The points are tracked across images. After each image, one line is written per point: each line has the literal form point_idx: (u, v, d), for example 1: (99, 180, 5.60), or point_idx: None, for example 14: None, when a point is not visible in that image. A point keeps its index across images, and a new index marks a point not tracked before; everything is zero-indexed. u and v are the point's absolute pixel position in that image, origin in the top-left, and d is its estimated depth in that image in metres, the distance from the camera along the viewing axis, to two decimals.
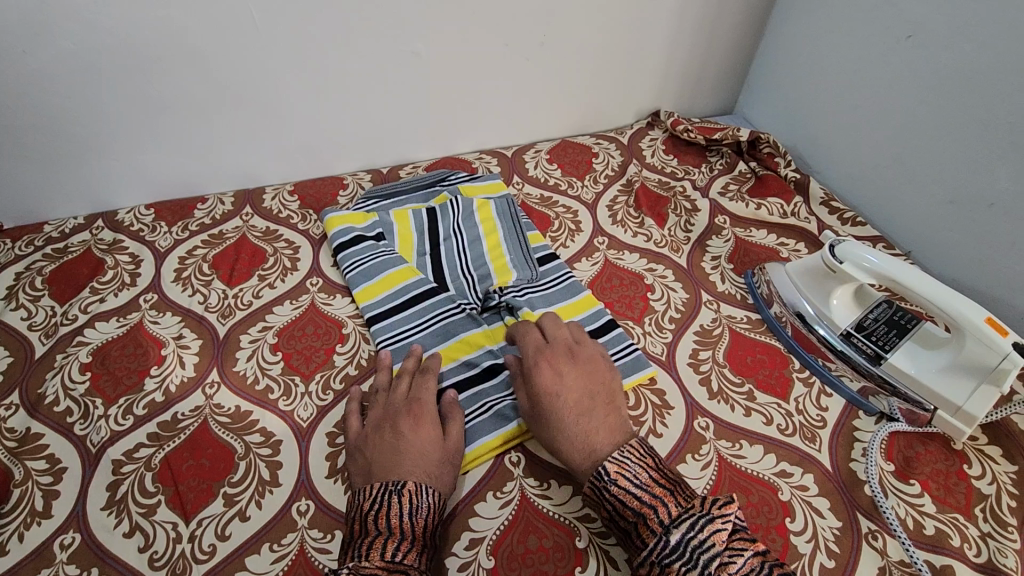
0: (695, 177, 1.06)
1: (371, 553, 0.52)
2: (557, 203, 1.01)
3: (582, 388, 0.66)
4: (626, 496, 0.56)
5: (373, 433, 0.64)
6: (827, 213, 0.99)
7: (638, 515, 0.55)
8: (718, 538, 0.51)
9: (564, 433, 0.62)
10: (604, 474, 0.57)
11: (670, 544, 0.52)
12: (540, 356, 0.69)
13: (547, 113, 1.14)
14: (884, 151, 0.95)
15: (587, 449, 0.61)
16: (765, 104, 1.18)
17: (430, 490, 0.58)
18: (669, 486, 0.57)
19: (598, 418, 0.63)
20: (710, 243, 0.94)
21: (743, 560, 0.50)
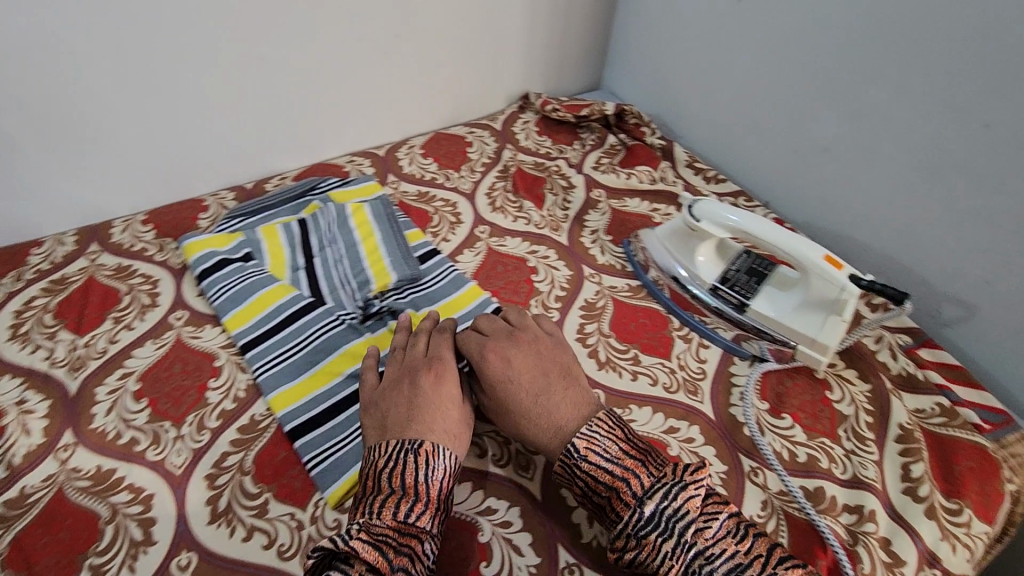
0: (568, 155, 1.08)
1: (383, 512, 0.53)
2: (436, 198, 0.99)
3: (534, 367, 0.66)
4: (597, 471, 0.57)
5: (389, 390, 0.64)
6: (692, 174, 1.03)
7: (611, 489, 0.56)
8: (692, 504, 0.53)
9: (530, 416, 0.62)
10: (574, 451, 0.58)
11: (644, 515, 0.53)
12: (488, 344, 0.68)
13: (416, 107, 1.11)
14: (735, 110, 1.01)
15: (554, 429, 0.61)
16: (628, 77, 1.22)
17: (448, 452, 0.59)
18: (638, 454, 0.58)
19: (556, 396, 0.63)
20: (588, 218, 0.96)
21: (720, 521, 0.53)
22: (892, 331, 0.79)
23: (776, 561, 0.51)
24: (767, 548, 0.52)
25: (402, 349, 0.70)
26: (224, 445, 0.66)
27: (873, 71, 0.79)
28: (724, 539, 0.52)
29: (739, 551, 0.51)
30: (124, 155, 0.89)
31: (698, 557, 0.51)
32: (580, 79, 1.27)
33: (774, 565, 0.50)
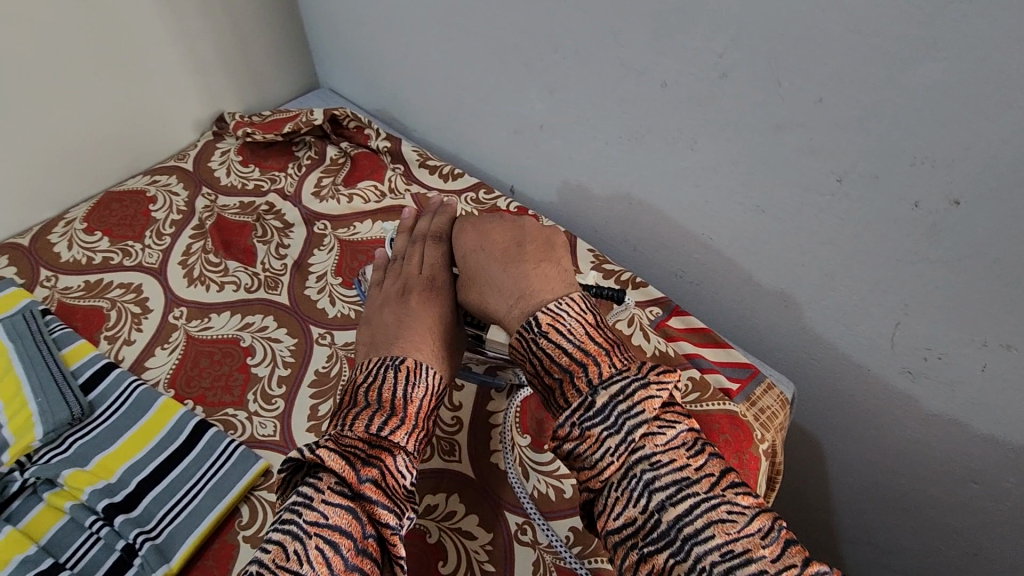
0: (281, 184, 0.90)
1: (355, 424, 0.49)
2: (111, 285, 0.78)
3: (512, 238, 0.61)
4: (556, 350, 0.50)
5: (386, 304, 0.62)
6: (427, 174, 0.91)
7: (567, 371, 0.49)
8: (651, 407, 0.46)
9: (490, 284, 0.58)
10: (536, 325, 0.52)
11: (595, 405, 0.47)
12: (465, 218, 0.66)
13: (61, 171, 0.89)
14: (448, 95, 0.90)
15: (518, 292, 0.56)
16: (338, 71, 1.05)
17: (431, 371, 0.54)
18: (606, 344, 0.51)
19: (529, 264, 0.58)
20: (313, 261, 0.80)
21: (678, 433, 0.46)
22: (643, 306, 0.76)
23: (726, 484, 0.44)
24: (722, 472, 0.45)
25: (396, 257, 0.68)
26: None
27: (548, 37, 0.70)
28: (676, 450, 0.46)
29: (690, 466, 0.45)
30: None
31: (641, 460, 0.45)
32: (287, 83, 1.07)
33: (724, 487, 0.44)
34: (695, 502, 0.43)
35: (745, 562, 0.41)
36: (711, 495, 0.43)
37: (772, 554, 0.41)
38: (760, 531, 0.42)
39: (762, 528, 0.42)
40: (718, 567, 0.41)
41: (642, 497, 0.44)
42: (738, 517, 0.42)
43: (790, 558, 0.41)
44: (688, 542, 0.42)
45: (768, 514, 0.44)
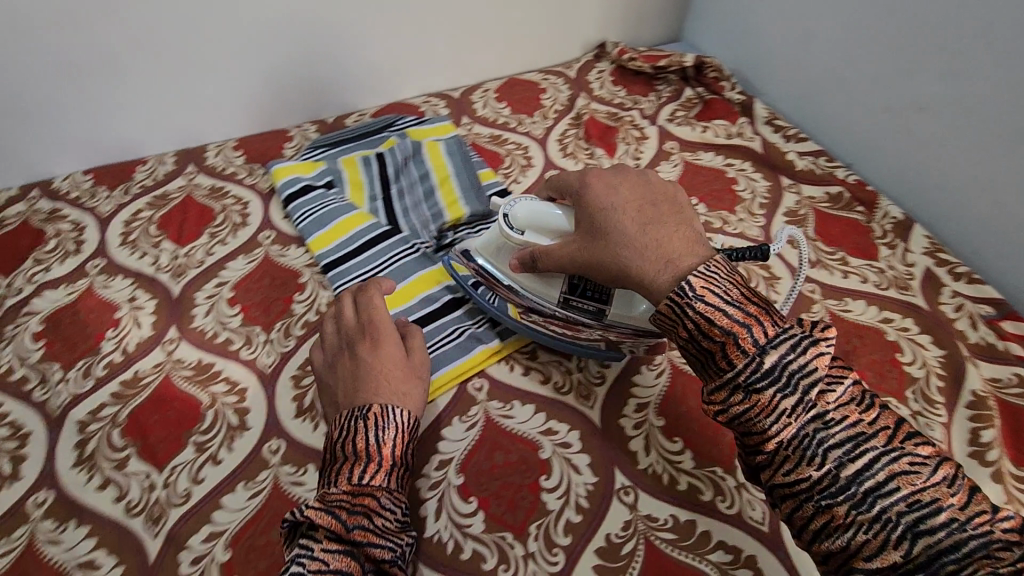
0: (643, 106, 1.05)
1: (339, 479, 0.54)
2: (508, 141, 1.00)
3: (642, 198, 0.59)
4: (715, 313, 0.48)
5: (334, 361, 0.64)
6: (771, 131, 0.99)
7: (728, 333, 0.48)
8: (823, 363, 0.47)
9: (627, 244, 0.56)
10: (688, 290, 0.50)
11: (765, 366, 0.47)
12: (589, 174, 0.63)
13: (490, 54, 1.12)
14: (822, 67, 0.98)
15: (661, 256, 0.54)
16: (709, 29, 1.19)
17: (399, 411, 0.59)
18: (762, 304, 0.50)
19: (666, 226, 0.56)
20: (660, 169, 0.95)
21: (845, 390, 0.47)
22: (974, 300, 0.77)
23: (904, 436, 0.45)
24: (897, 424, 0.46)
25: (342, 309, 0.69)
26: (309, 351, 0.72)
27: (983, 23, 0.76)
28: (848, 406, 0.47)
29: (863, 422, 0.46)
30: (222, 78, 0.95)
31: (814, 423, 0.46)
32: (660, 29, 1.23)
33: (903, 439, 0.45)
34: (874, 457, 0.44)
35: (935, 511, 0.42)
36: (888, 449, 0.45)
37: (960, 500, 0.43)
38: (946, 479, 0.43)
39: (947, 477, 0.44)
40: (909, 519, 0.43)
41: (817, 454, 0.45)
42: (922, 468, 0.44)
43: (977, 504, 0.43)
44: (870, 496, 0.44)
45: (947, 461, 0.45)
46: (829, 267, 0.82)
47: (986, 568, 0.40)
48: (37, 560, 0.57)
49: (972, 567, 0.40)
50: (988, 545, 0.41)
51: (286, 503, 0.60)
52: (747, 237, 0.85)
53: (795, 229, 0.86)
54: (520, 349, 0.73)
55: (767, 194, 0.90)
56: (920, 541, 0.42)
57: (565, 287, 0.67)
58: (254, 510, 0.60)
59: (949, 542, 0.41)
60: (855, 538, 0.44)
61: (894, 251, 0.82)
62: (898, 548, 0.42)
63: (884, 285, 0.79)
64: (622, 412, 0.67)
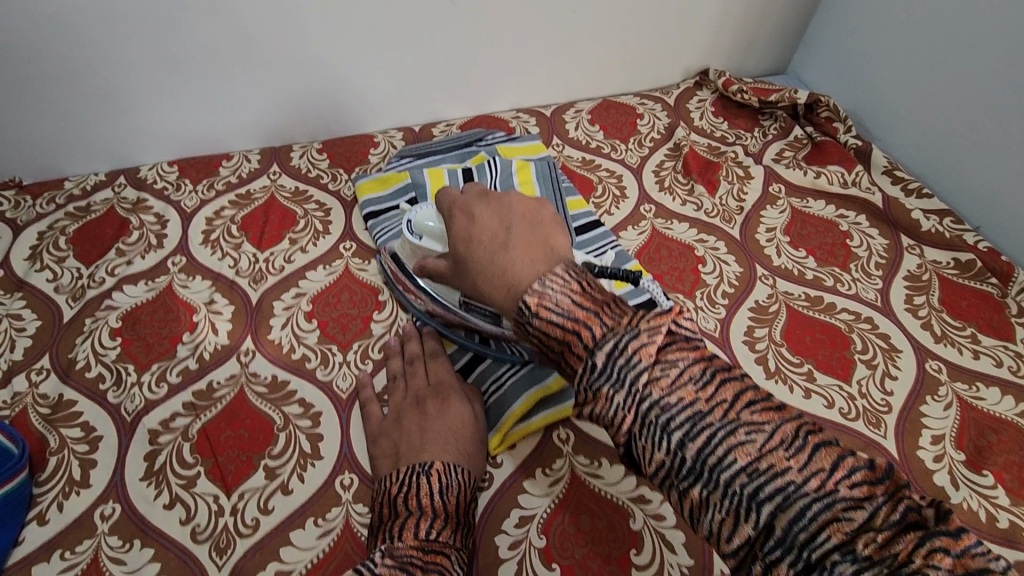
0: (747, 142, 0.98)
1: (403, 534, 0.50)
2: (600, 167, 0.95)
3: (498, 224, 0.58)
4: (547, 328, 0.47)
5: (397, 416, 0.62)
6: (889, 182, 0.91)
7: (564, 344, 0.46)
8: (646, 355, 0.43)
9: (482, 271, 0.55)
10: (524, 309, 0.48)
11: (595, 367, 0.44)
12: (457, 202, 0.61)
13: (585, 73, 1.07)
14: (955, 119, 0.89)
15: (505, 281, 0.52)
16: (822, 63, 1.10)
17: (461, 471, 0.56)
18: (599, 304, 0.47)
19: (514, 249, 0.54)
20: (765, 214, 0.88)
21: (682, 370, 0.43)
22: None
23: (740, 406, 0.41)
24: (735, 394, 0.42)
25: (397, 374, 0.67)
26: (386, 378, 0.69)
27: None
28: (685, 388, 0.42)
29: (700, 399, 0.42)
30: (315, 80, 0.93)
31: (650, 406, 0.42)
32: (767, 59, 1.15)
33: (738, 411, 0.41)
34: (711, 432, 0.40)
35: (773, 479, 0.38)
36: (726, 422, 0.40)
37: (799, 462, 0.38)
38: (783, 443, 0.39)
39: (783, 440, 0.39)
40: (754, 489, 0.38)
41: (664, 440, 0.41)
42: (756, 436, 0.39)
43: (820, 462, 0.38)
44: (710, 473, 0.40)
45: (793, 423, 0.41)
46: (957, 344, 0.73)
47: (837, 534, 0.36)
48: None
49: (824, 534, 0.36)
50: (832, 506, 0.36)
51: (356, 547, 0.56)
52: (863, 299, 0.77)
53: (917, 296, 0.78)
54: None
55: (885, 253, 0.82)
56: (766, 510, 0.37)
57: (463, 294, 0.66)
58: (324, 551, 0.56)
59: (795, 511, 0.37)
60: (715, 518, 0.39)
61: None
62: (750, 520, 0.38)
63: (1022, 371, 0.70)
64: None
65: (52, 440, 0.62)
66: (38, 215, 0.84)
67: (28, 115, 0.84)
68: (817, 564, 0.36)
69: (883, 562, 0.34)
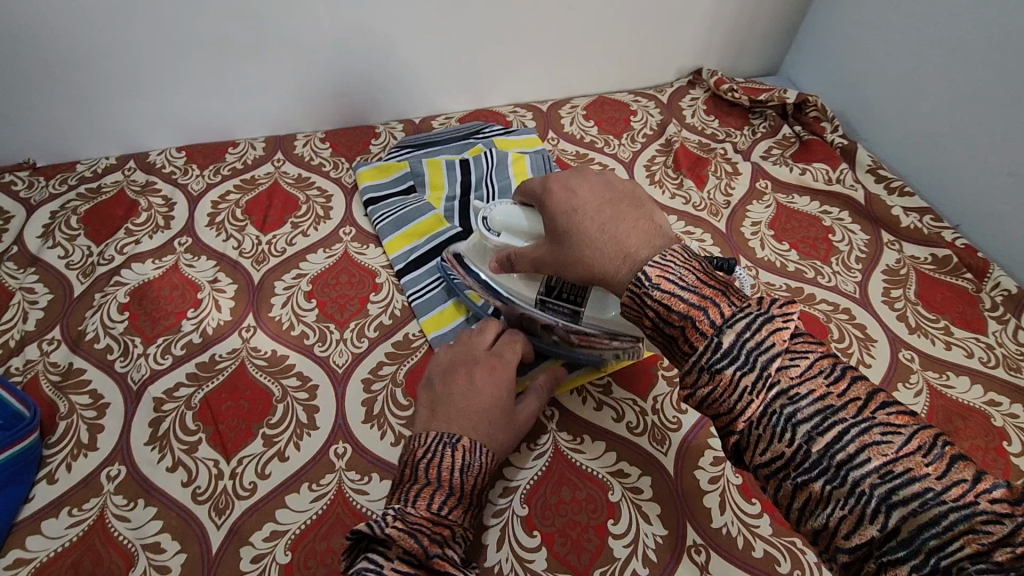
0: (736, 139, 1.01)
1: (417, 502, 0.52)
2: (594, 160, 0.98)
3: (602, 197, 0.55)
4: (670, 300, 0.45)
5: (444, 377, 0.63)
6: (872, 181, 0.94)
7: (687, 317, 0.44)
8: (781, 340, 0.42)
9: (588, 241, 0.52)
10: (644, 280, 0.46)
11: (721, 346, 0.43)
12: (552, 177, 0.59)
13: (581, 71, 1.10)
14: (938, 120, 0.92)
15: (619, 253, 0.50)
16: (813, 64, 1.13)
17: (485, 452, 0.57)
18: (720, 285, 0.46)
19: (624, 223, 0.52)
20: (752, 209, 0.91)
21: (811, 362, 0.42)
22: None
23: (876, 405, 0.40)
24: (869, 393, 0.41)
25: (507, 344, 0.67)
26: (381, 355, 0.72)
27: None
28: (813, 380, 0.42)
29: (831, 393, 0.41)
30: (319, 71, 0.96)
31: (778, 395, 0.41)
32: (759, 60, 1.18)
33: (873, 409, 0.40)
34: (843, 428, 0.39)
35: (909, 481, 0.37)
36: (860, 420, 0.40)
37: (938, 471, 0.37)
38: (922, 448, 0.38)
39: (923, 446, 0.38)
40: (884, 492, 0.37)
41: (787, 432, 0.41)
42: (895, 437, 0.38)
43: (960, 473, 0.37)
44: (840, 469, 0.39)
45: (930, 429, 0.39)
46: (930, 335, 0.76)
47: (972, 545, 0.35)
48: (105, 533, 0.57)
49: (958, 544, 0.35)
50: (972, 518, 0.35)
51: (348, 511, 0.59)
52: (841, 291, 0.80)
53: (894, 289, 0.81)
54: (593, 380, 0.70)
55: (866, 248, 0.85)
56: (897, 513, 0.37)
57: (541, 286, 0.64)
58: (317, 514, 0.59)
59: (929, 517, 0.36)
60: (834, 515, 0.39)
61: (1004, 327, 0.77)
62: (875, 522, 0.37)
63: (991, 362, 0.73)
64: (697, 464, 0.64)
65: (62, 406, 0.65)
66: (51, 195, 0.87)
67: (43, 99, 0.87)
68: (941, 569, 0.35)
69: (1015, 572, 0.34)
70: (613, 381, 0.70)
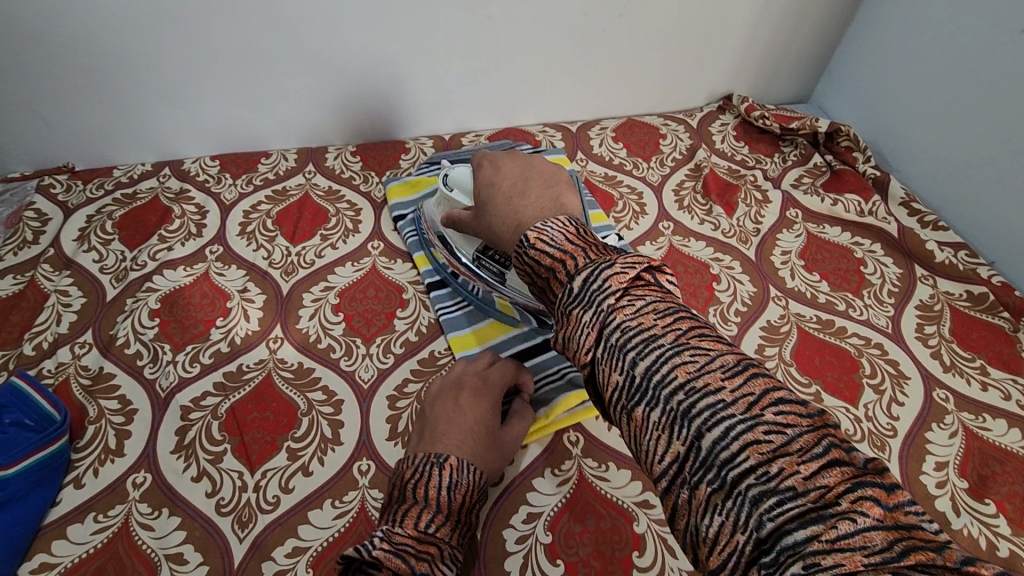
0: (766, 167, 1.01)
1: (405, 521, 0.51)
2: (622, 183, 0.98)
3: (518, 178, 0.65)
4: (538, 256, 0.52)
5: (436, 400, 0.63)
6: (905, 214, 0.93)
7: (550, 271, 0.51)
8: (619, 285, 0.46)
9: (500, 217, 0.62)
10: (523, 242, 0.53)
11: (573, 292, 0.48)
12: (487, 158, 0.69)
13: (612, 93, 1.10)
14: (974, 154, 0.91)
15: (515, 222, 0.59)
16: (845, 94, 1.13)
17: (474, 470, 0.56)
18: (587, 245, 0.51)
19: (529, 198, 0.62)
20: (781, 237, 0.90)
21: (647, 304, 0.45)
22: None
23: (768, 404, 0.38)
24: (689, 327, 0.44)
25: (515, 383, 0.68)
26: (406, 372, 0.71)
27: None
28: (712, 373, 0.40)
29: (726, 390, 0.39)
30: (354, 86, 0.97)
31: (613, 329, 0.44)
32: (790, 87, 1.18)
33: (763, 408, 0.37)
34: (728, 425, 0.37)
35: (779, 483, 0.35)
36: (747, 417, 0.37)
37: (733, 384, 0.39)
38: (804, 450, 0.35)
39: (806, 446, 0.36)
40: (687, 407, 0.39)
41: (619, 360, 0.43)
42: (699, 358, 0.41)
43: (752, 388, 0.39)
44: (654, 391, 0.41)
45: (738, 357, 0.42)
46: (965, 375, 0.74)
47: None
48: (129, 541, 0.57)
49: None
50: (754, 428, 0.37)
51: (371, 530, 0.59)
52: (874, 325, 0.79)
53: (928, 324, 0.79)
54: None
55: (899, 281, 0.84)
56: (759, 509, 0.35)
57: (480, 246, 0.71)
58: (340, 531, 0.58)
59: (717, 432, 0.37)
60: (653, 438, 0.41)
61: None
62: (748, 526, 0.35)
63: None
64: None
65: (91, 410, 0.66)
66: (88, 199, 0.89)
67: (84, 105, 0.89)
68: (732, 483, 0.36)
69: (806, 494, 0.34)
70: None
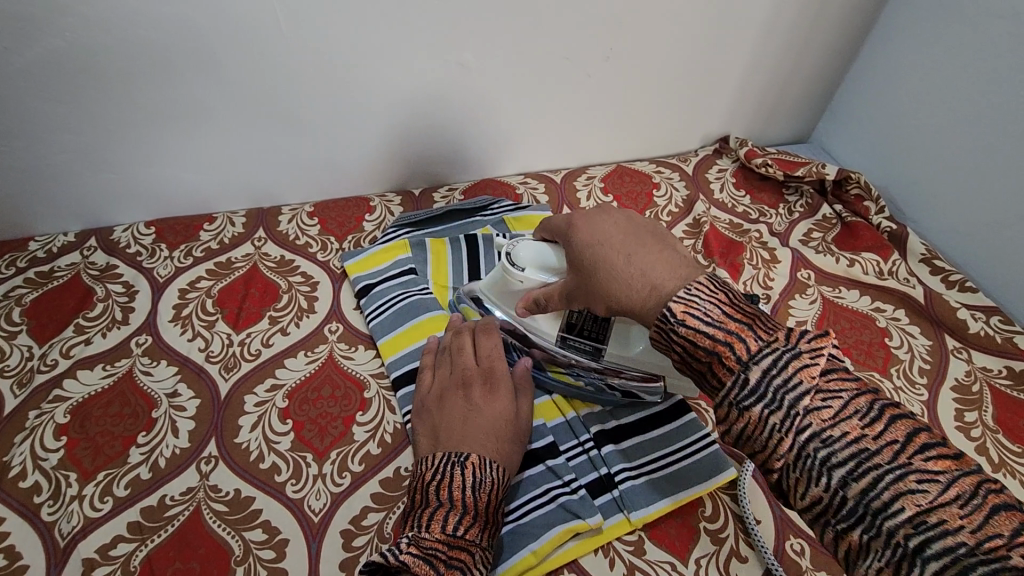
0: (772, 220, 0.91)
1: (431, 525, 0.50)
2: None
3: (625, 232, 0.53)
4: (694, 335, 0.44)
5: (444, 395, 0.61)
6: (929, 273, 0.84)
7: (713, 353, 0.43)
8: (808, 375, 0.40)
9: (613, 281, 0.50)
10: (669, 315, 0.45)
11: (750, 384, 0.41)
12: (571, 215, 0.57)
13: (599, 137, 1.00)
14: (1000, 209, 0.83)
15: (649, 291, 0.47)
16: (851, 134, 1.04)
17: (496, 466, 0.55)
18: (746, 317, 0.44)
19: (649, 256, 0.50)
20: (794, 304, 0.80)
21: (847, 401, 0.40)
22: None
23: (915, 449, 0.37)
24: (909, 436, 0.38)
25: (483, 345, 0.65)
26: (365, 498, 0.60)
27: None
28: (849, 421, 0.39)
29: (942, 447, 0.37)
30: (309, 141, 0.85)
31: (808, 432, 0.39)
32: (791, 124, 1.09)
33: (910, 454, 0.37)
34: (878, 475, 0.37)
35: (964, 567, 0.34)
36: (895, 465, 0.37)
37: (875, 431, 0.38)
38: (957, 496, 0.35)
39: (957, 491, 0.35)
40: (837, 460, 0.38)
41: (823, 476, 0.38)
42: (863, 431, 0.38)
43: (895, 433, 0.38)
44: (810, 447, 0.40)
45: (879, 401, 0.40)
46: (1017, 475, 0.65)
47: None
48: None
49: None
50: (905, 478, 0.36)
51: None
52: None
53: (967, 411, 0.70)
54: (623, 535, 0.58)
55: (929, 356, 0.75)
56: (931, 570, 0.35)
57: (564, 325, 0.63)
58: None
59: (868, 481, 0.37)
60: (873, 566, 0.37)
61: None
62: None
63: None
64: None
65: None
66: None
67: None
68: (909, 546, 0.36)
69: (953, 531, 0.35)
70: (647, 536, 0.59)
